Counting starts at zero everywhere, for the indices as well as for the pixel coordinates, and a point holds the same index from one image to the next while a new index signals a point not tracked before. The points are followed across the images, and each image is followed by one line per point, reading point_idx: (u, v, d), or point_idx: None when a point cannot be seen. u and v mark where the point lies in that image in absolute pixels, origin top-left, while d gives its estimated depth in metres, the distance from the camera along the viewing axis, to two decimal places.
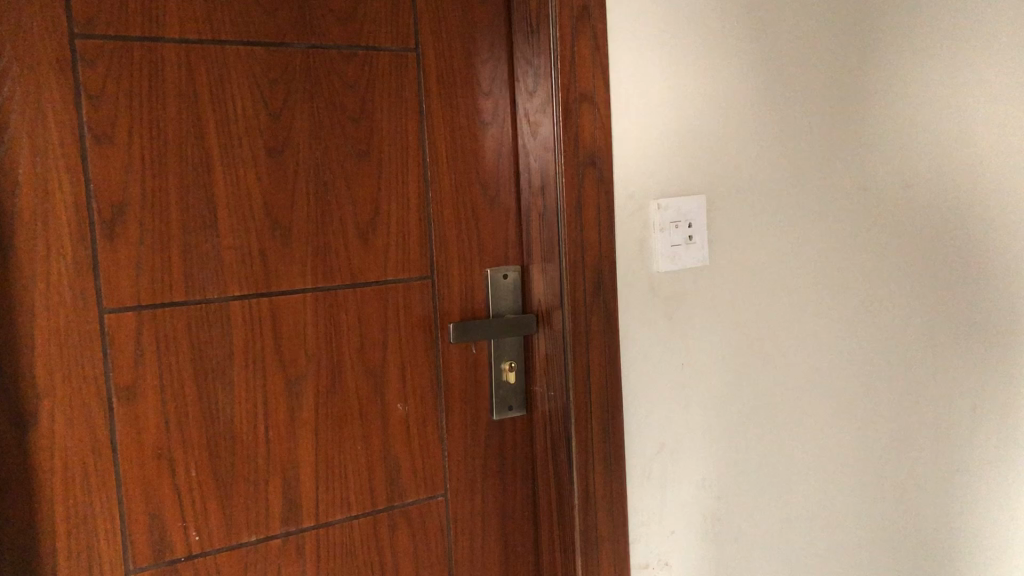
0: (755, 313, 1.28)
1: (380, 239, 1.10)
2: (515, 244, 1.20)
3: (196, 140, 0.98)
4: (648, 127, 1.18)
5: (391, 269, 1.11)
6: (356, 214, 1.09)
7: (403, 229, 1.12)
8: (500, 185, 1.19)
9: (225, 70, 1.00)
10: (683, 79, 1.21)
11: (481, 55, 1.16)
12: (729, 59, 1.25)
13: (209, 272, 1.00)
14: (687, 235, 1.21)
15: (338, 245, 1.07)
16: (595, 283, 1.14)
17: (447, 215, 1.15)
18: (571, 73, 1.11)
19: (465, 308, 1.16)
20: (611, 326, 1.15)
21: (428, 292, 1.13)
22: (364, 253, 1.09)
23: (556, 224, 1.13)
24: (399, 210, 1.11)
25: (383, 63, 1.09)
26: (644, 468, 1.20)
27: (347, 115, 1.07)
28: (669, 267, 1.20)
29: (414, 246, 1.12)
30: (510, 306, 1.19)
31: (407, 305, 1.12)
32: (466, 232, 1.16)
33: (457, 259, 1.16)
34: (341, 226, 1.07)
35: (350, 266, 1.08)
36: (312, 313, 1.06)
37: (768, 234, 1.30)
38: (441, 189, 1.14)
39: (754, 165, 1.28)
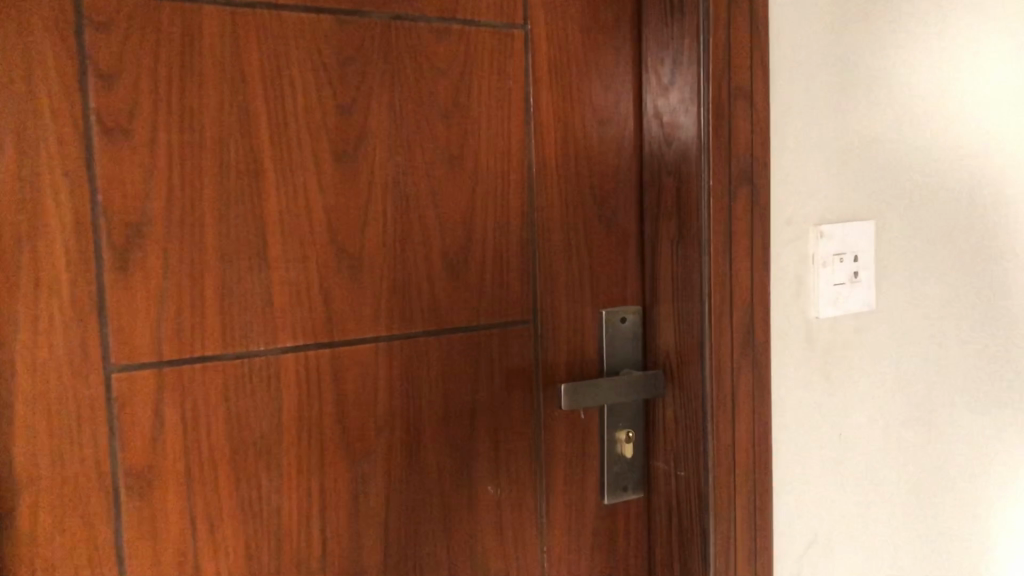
0: (921, 369, 1.03)
1: (472, 272, 0.84)
2: (635, 278, 0.94)
3: (242, 137, 0.73)
4: (809, 135, 0.93)
5: (485, 310, 0.85)
6: (444, 240, 0.83)
7: (501, 259, 0.86)
8: (619, 204, 0.93)
9: (282, 45, 0.74)
10: (850, 75, 0.96)
11: (601, 37, 0.91)
12: (904, 52, 1.00)
13: (254, 315, 0.74)
14: (852, 272, 0.97)
15: (420, 281, 0.82)
16: (742, 335, 0.89)
17: (556, 243, 0.89)
18: (724, 62, 0.86)
19: (573, 361, 0.91)
20: (759, 390, 0.90)
21: (530, 341, 0.88)
22: (453, 290, 0.83)
23: (698, 258, 0.87)
24: (496, 235, 0.86)
25: (483, 43, 0.84)
26: (791, 568, 0.94)
27: (435, 110, 0.82)
28: (834, 313, 0.96)
29: (513, 281, 0.87)
30: (627, 358, 0.93)
31: (504, 358, 0.86)
32: (576, 265, 0.90)
33: (565, 298, 0.90)
34: (424, 255, 0.82)
35: (435, 307, 0.82)
36: (385, 369, 0.80)
37: (938, 270, 1.04)
38: (549, 208, 0.88)
39: (924, 185, 1.02)
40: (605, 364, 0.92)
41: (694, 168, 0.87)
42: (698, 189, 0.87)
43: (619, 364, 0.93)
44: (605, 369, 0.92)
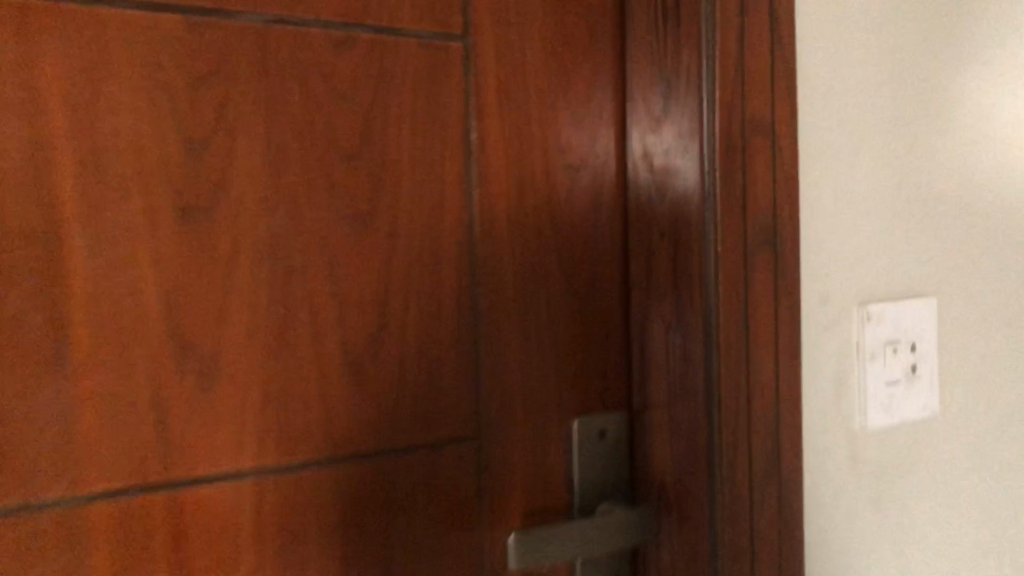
0: (989, 486, 0.80)
1: (387, 377, 0.61)
2: (618, 373, 0.71)
3: (33, 186, 0.50)
4: (851, 188, 0.70)
5: (405, 427, 0.62)
6: (346, 334, 0.60)
7: (430, 356, 0.63)
8: (598, 278, 0.70)
9: (99, 55, 0.52)
10: (894, 111, 0.73)
11: (569, 56, 0.68)
12: (961, 79, 0.78)
13: (49, 447, 0.51)
14: (908, 366, 0.74)
15: (308, 392, 0.59)
16: (764, 459, 0.65)
17: (507, 332, 0.66)
18: (738, 86, 0.63)
19: (533, 489, 0.67)
20: (785, 532, 0.66)
21: (470, 466, 0.65)
22: (358, 401, 0.60)
23: (702, 357, 0.64)
24: (423, 324, 0.63)
25: (405, 61, 0.61)
26: None
27: (336, 153, 0.59)
28: (885, 421, 0.72)
29: (446, 385, 0.64)
30: (610, 483, 0.70)
31: (431, 490, 0.63)
32: (536, 361, 0.67)
33: (522, 406, 0.67)
34: (316, 356, 0.59)
35: (330, 427, 0.60)
36: (256, 514, 0.57)
37: (1008, 358, 0.82)
38: (499, 286, 0.65)
39: (985, 251, 0.80)
40: (580, 493, 0.69)
41: (694, 233, 0.64)
42: (700, 263, 0.63)
43: (598, 492, 0.69)
44: (578, 499, 0.69)
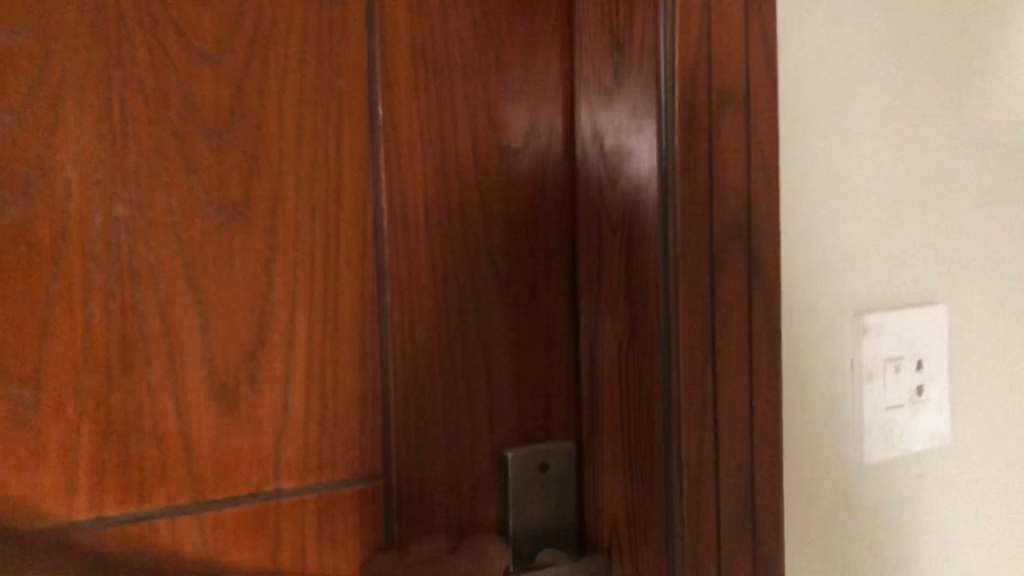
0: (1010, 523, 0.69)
1: (268, 405, 0.50)
2: (564, 396, 0.59)
3: None
4: (844, 175, 0.58)
5: (290, 465, 0.51)
6: (213, 353, 0.49)
7: (323, 379, 0.52)
8: (537, 282, 0.58)
9: None
10: (894, 83, 0.61)
11: (500, 15, 0.56)
12: (972, 46, 0.66)
13: None
14: (913, 388, 0.62)
15: (163, 426, 0.48)
16: (735, 504, 0.54)
17: (423, 348, 0.55)
18: (701, 50, 0.51)
19: (456, 534, 0.56)
20: None
21: (374, 510, 0.54)
22: (229, 436, 0.50)
23: (660, 382, 0.52)
24: (314, 341, 0.51)
25: (287, 17, 0.49)
26: None
27: (196, 131, 0.47)
28: (884, 453, 0.61)
29: (344, 413, 0.53)
30: (553, 528, 0.59)
31: (324, 540, 0.53)
32: (459, 382, 0.56)
33: (441, 435, 0.56)
34: (174, 382, 0.48)
35: (193, 468, 0.49)
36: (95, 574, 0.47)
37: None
38: (413, 293, 0.54)
39: (1003, 248, 0.68)
40: (516, 538, 0.58)
41: (650, 230, 0.52)
42: (655, 267, 0.51)
43: (540, 537, 0.58)
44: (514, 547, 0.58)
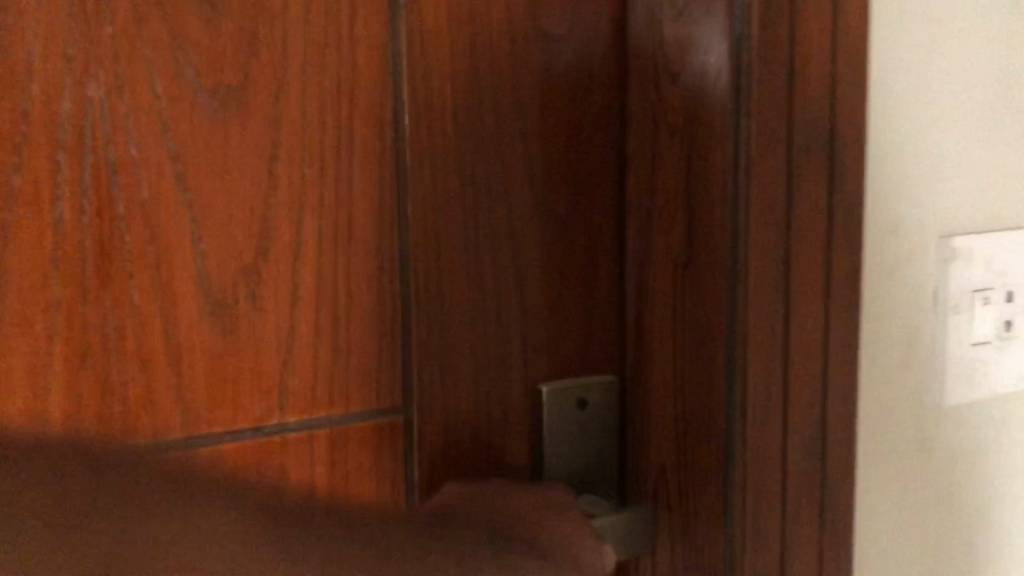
0: None
1: (272, 325, 0.44)
2: (609, 323, 0.52)
3: None
4: (937, 72, 0.50)
5: (297, 395, 0.45)
6: (209, 266, 0.42)
7: (335, 298, 0.45)
8: (580, 192, 0.51)
9: None
10: None
11: None
12: None
13: None
14: (1003, 322, 0.54)
15: (151, 348, 0.41)
16: (803, 446, 0.47)
17: (447, 264, 0.48)
18: None
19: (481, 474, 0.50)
20: (829, 546, 0.48)
21: (391, 448, 0.48)
22: (226, 360, 0.43)
23: (725, 307, 0.45)
24: (325, 253, 0.45)
25: None
26: None
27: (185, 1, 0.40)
28: (967, 394, 0.54)
29: (358, 336, 0.46)
30: (591, 471, 0.52)
31: (336, 481, 0.46)
32: (488, 305, 0.49)
33: (467, 365, 0.49)
34: (162, 297, 0.41)
35: (185, 396, 0.42)
36: None
37: None
38: (438, 202, 0.47)
39: None
40: (551, 480, 0.51)
41: (716, 130, 0.44)
42: (722, 174, 0.44)
43: (578, 478, 0.52)
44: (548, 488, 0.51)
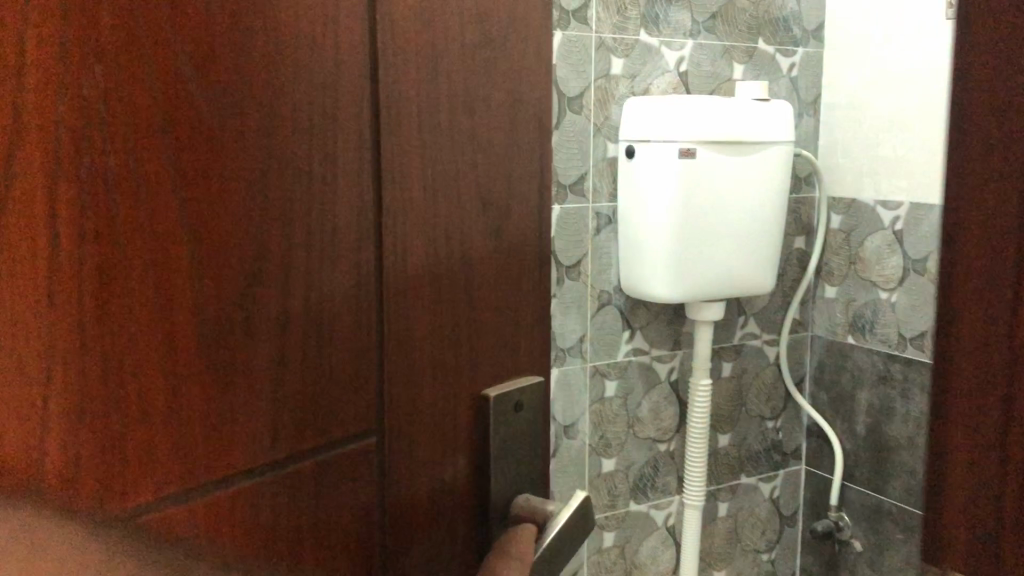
0: None
1: (253, 300, 0.24)
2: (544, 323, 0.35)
3: None
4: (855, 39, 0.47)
5: (304, 416, 0.26)
6: (166, 195, 0.21)
7: (316, 251, 0.26)
8: (529, 93, 0.33)
9: None
10: None
11: None
12: None
13: None
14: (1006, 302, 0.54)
15: (81, 357, 0.20)
16: None
17: (403, 206, 0.29)
18: None
19: (434, 530, 0.32)
20: None
21: (370, 491, 0.29)
22: (193, 367, 0.23)
23: None
24: (301, 178, 0.25)
25: None
26: None
27: None
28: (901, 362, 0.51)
29: (341, 317, 0.27)
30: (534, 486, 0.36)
31: (336, 544, 0.28)
32: (457, 271, 0.31)
33: (436, 365, 0.31)
34: (110, 250, 0.20)
35: (195, 435, 0.23)
36: None
37: None
38: (401, 104, 0.28)
39: None
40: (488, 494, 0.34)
41: None
42: None
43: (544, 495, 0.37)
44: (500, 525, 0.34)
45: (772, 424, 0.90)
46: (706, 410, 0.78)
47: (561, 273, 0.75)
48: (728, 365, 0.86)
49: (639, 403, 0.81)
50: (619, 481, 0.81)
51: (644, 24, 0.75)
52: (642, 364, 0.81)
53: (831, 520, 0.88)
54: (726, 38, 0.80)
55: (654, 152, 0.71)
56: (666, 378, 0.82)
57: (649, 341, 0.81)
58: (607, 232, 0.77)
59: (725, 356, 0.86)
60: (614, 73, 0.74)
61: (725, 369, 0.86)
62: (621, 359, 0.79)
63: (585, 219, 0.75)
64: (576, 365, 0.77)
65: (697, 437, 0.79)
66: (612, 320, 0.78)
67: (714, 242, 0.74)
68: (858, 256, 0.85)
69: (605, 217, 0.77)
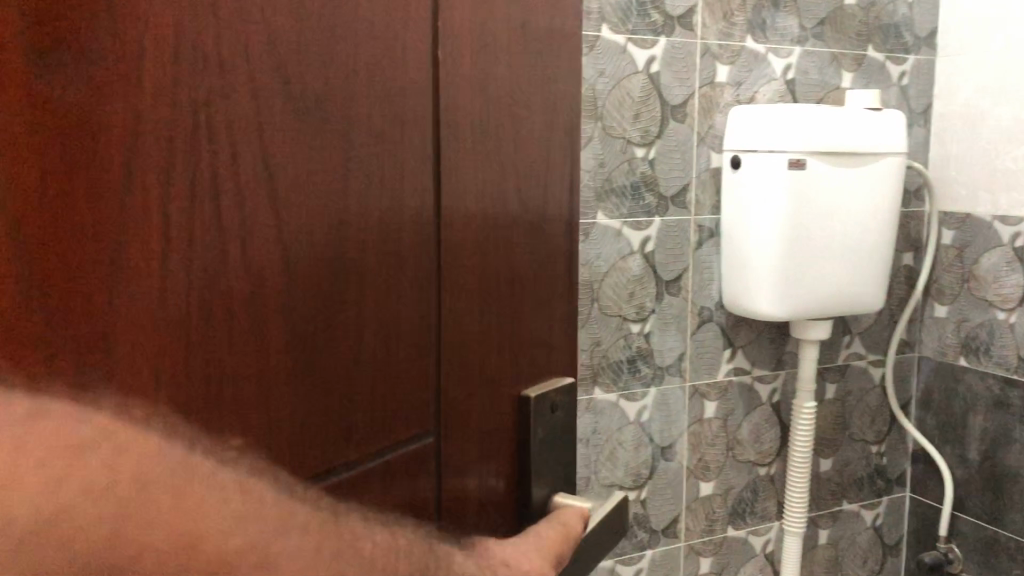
0: None
1: (332, 285, 0.22)
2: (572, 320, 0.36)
3: None
4: None
5: (373, 419, 0.24)
6: (265, 168, 0.20)
7: (387, 240, 0.24)
8: (564, 92, 0.34)
9: None
10: None
11: None
12: None
13: None
14: None
15: (173, 313, 0.17)
16: None
17: (463, 192, 0.28)
18: None
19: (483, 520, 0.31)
20: None
21: (429, 493, 0.27)
22: (277, 348, 0.20)
23: None
24: (376, 161, 0.24)
25: None
26: None
27: None
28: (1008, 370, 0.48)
29: (407, 315, 0.25)
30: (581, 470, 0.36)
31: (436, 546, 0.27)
32: (504, 262, 0.30)
33: (487, 358, 0.30)
34: (203, 199, 0.18)
35: (277, 424, 0.20)
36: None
37: None
38: (460, 90, 0.27)
39: None
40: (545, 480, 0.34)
41: None
42: None
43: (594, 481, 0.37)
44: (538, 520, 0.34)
45: (877, 449, 0.87)
46: (809, 437, 0.78)
47: (660, 288, 0.76)
48: (833, 387, 0.83)
49: (739, 425, 0.81)
50: (717, 505, 0.82)
51: (751, 30, 0.75)
52: (742, 384, 0.81)
53: (938, 552, 0.84)
54: (835, 45, 0.79)
55: (761, 163, 0.70)
56: (768, 400, 0.82)
57: (751, 360, 0.81)
58: (708, 246, 0.77)
59: (828, 377, 0.83)
60: (719, 81, 0.75)
61: (829, 391, 0.83)
62: (721, 378, 0.80)
63: (687, 232, 0.76)
64: (674, 383, 0.78)
65: (797, 461, 0.79)
66: (713, 337, 0.79)
67: (825, 258, 0.71)
68: (971, 274, 0.81)
69: (707, 230, 0.77)
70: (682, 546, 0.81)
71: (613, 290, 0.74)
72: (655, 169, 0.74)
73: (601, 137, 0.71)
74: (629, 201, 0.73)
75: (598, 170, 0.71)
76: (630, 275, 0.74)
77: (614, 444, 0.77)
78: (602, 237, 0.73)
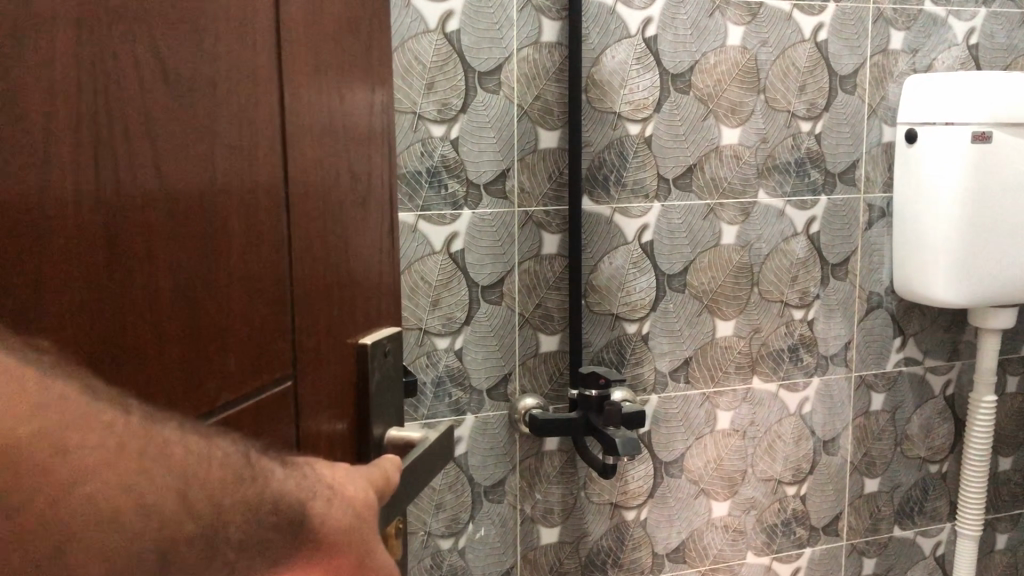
0: None
1: (187, 217, 0.19)
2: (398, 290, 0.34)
3: None
4: None
5: (241, 363, 0.21)
6: (68, 68, 0.15)
7: (245, 156, 0.21)
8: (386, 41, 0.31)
9: None
10: None
11: None
12: None
13: None
14: None
15: (30, 237, 0.14)
16: None
17: (325, 126, 0.25)
18: None
19: (330, 454, 0.26)
20: None
21: (287, 435, 0.23)
22: (140, 274, 0.17)
23: None
24: (218, 83, 0.20)
25: None
26: None
27: None
28: None
29: (258, 251, 0.22)
30: None
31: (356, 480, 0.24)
32: (337, 206, 0.26)
33: (337, 297, 0.27)
34: (40, 113, 0.14)
35: (147, 368, 0.17)
36: (235, 512, 0.18)
37: None
38: (290, 25, 0.23)
39: None
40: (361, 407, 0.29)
41: None
42: None
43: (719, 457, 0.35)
44: (374, 456, 0.29)
45: None
46: (986, 434, 0.74)
47: (825, 271, 0.72)
48: (1014, 381, 0.77)
49: (909, 420, 0.77)
50: (883, 503, 0.77)
51: None
52: (915, 377, 0.76)
53: None
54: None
55: (942, 138, 0.65)
56: (942, 393, 0.77)
57: (924, 350, 0.76)
58: (879, 227, 0.73)
59: (1010, 369, 0.77)
60: (894, 48, 0.70)
61: (1010, 384, 0.77)
62: (891, 369, 0.75)
63: (856, 211, 0.72)
64: (839, 373, 0.74)
65: (974, 461, 0.75)
66: (882, 324, 0.74)
67: (1011, 242, 0.66)
68: None
69: (878, 210, 0.73)
70: (845, 545, 0.77)
71: (775, 273, 0.71)
72: (821, 144, 0.70)
73: (764, 110, 0.68)
74: (793, 179, 0.70)
75: (760, 146, 0.69)
76: (794, 257, 0.71)
77: (773, 437, 0.73)
78: (763, 217, 0.70)
